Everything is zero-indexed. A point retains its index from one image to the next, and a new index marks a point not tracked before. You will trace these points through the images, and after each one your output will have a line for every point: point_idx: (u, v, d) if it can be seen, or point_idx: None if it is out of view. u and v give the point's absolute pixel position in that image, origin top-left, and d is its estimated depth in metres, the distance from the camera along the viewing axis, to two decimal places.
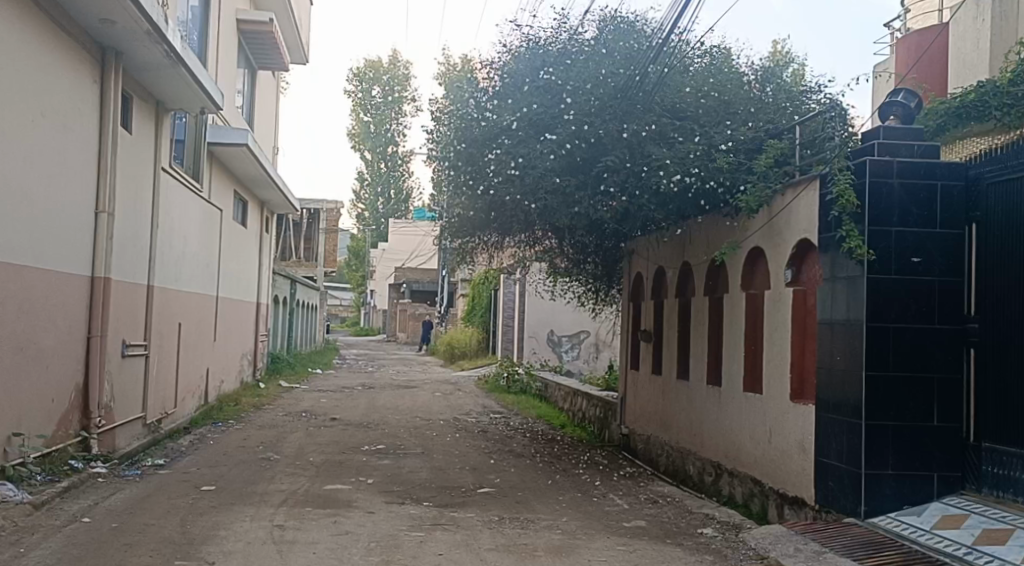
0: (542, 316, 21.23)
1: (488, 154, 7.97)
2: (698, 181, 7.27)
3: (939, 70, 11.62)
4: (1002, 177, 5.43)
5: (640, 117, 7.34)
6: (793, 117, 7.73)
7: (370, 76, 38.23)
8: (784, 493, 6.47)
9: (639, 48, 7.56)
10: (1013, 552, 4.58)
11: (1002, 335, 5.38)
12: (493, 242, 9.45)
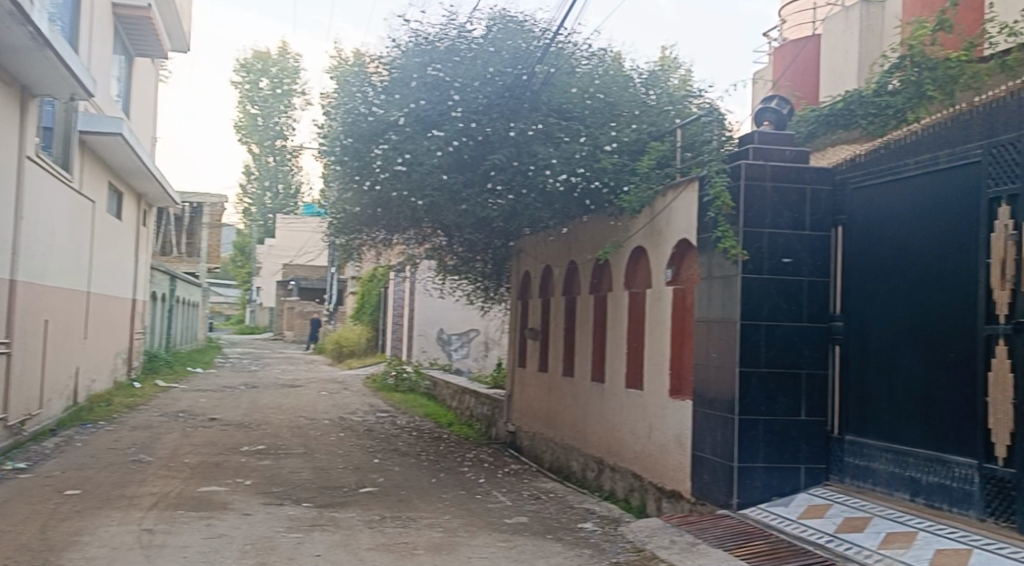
0: (430, 314, 21.18)
1: (374, 149, 7.83)
2: (584, 181, 7.56)
3: (812, 80, 12.08)
4: (866, 183, 5.84)
5: (527, 117, 7.45)
6: (676, 120, 7.76)
7: (258, 67, 37.83)
8: (662, 486, 6.66)
9: (527, 48, 7.52)
10: (869, 539, 4.97)
11: (866, 330, 5.75)
12: (381, 238, 9.46)
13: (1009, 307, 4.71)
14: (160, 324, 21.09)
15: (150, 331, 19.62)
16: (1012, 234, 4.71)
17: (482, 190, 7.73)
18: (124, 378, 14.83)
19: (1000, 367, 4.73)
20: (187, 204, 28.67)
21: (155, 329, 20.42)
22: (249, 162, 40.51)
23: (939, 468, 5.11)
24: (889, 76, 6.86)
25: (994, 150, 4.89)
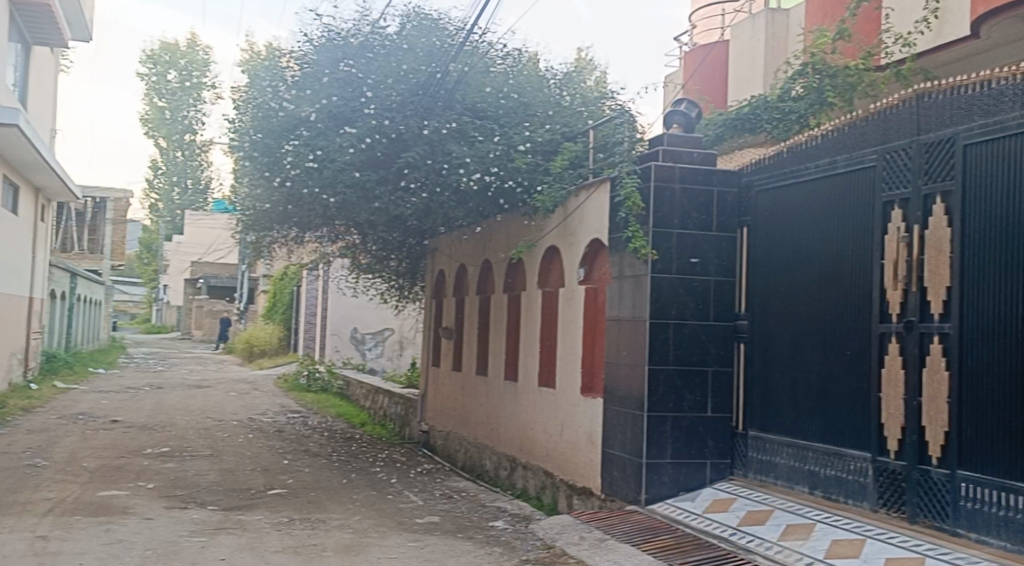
0: (344, 312, 20.95)
1: (284, 145, 7.76)
2: (498, 180, 7.78)
3: (720, 83, 12.27)
4: (772, 184, 6.27)
5: (441, 114, 7.55)
6: (589, 122, 8.13)
7: (166, 59, 37.30)
8: (574, 483, 6.86)
9: (442, 46, 7.67)
10: (770, 531, 5.31)
11: (769, 328, 6.17)
12: (292, 235, 9.35)
13: (901, 306, 5.25)
14: (59, 323, 20.14)
15: (48, 329, 18.71)
16: (904, 236, 5.26)
17: (394, 186, 7.68)
18: (18, 379, 14.18)
19: (892, 363, 5.25)
20: (87, 198, 27.78)
21: (53, 328, 19.57)
22: (156, 157, 39.52)
23: (836, 461, 5.57)
24: (791, 82, 7.20)
25: (888, 156, 5.42)
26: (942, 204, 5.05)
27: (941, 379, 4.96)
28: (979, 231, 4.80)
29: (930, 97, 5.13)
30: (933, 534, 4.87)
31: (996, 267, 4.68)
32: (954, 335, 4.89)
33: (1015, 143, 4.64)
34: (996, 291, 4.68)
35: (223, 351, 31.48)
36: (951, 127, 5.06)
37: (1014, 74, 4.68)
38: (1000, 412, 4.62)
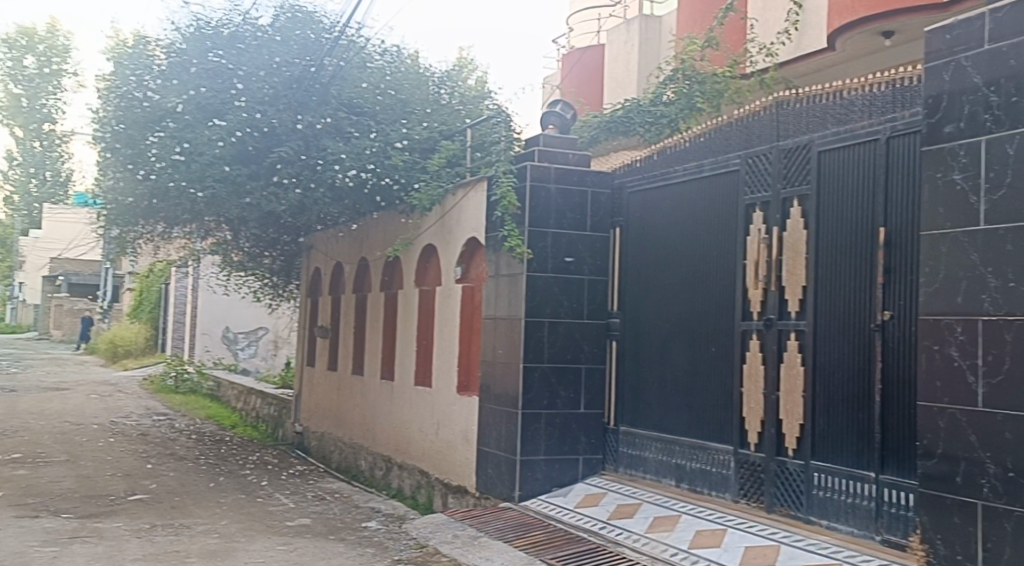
0: (216, 311, 20.73)
1: (150, 137, 7.90)
2: (374, 178, 8.16)
3: (597, 85, 12.65)
4: (641, 187, 6.59)
5: (316, 109, 7.90)
6: (467, 120, 8.58)
7: (22, 44, 34.56)
8: (448, 480, 7.16)
9: (314, 38, 8.01)
10: (638, 524, 5.61)
11: (638, 325, 6.49)
12: (157, 231, 9.43)
13: (761, 304, 5.65)
14: None
15: None
16: (765, 237, 5.66)
17: (266, 181, 7.97)
18: None
19: (754, 360, 5.65)
20: None
21: None
22: (11, 148, 37.66)
23: (701, 454, 5.93)
24: (663, 89, 8.05)
25: (750, 160, 5.81)
26: (799, 208, 5.49)
27: (797, 374, 5.39)
28: (832, 234, 5.26)
29: (789, 106, 5.55)
30: (788, 521, 5.34)
31: (846, 267, 5.16)
32: (809, 332, 5.33)
33: (863, 150, 5.14)
34: (846, 288, 5.15)
35: (85, 352, 30.13)
36: (807, 133, 5.50)
37: (863, 86, 5.17)
38: (849, 402, 5.09)
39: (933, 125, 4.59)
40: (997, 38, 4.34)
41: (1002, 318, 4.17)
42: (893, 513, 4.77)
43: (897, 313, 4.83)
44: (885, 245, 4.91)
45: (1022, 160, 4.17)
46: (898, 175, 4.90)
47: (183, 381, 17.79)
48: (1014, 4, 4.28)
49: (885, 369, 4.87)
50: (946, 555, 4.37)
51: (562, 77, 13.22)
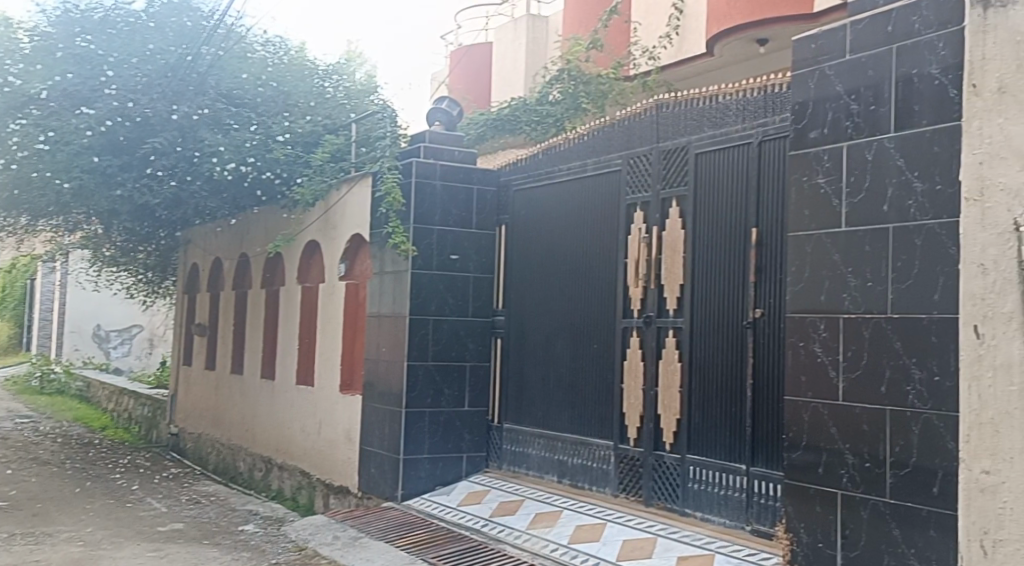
0: (83, 308, 21.41)
1: (10, 124, 8.02)
2: (255, 171, 8.61)
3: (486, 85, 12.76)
4: (525, 185, 6.71)
5: (193, 100, 8.35)
6: (352, 114, 8.94)
7: None
8: (331, 482, 7.20)
9: (192, 25, 8.43)
10: (520, 520, 5.67)
11: (521, 323, 6.59)
12: (23, 225, 9.68)
13: (642, 302, 5.78)
14: None
15: None
16: (645, 236, 5.79)
17: (140, 174, 8.46)
18: None
19: (634, 356, 5.78)
20: None
21: None
22: None
23: (583, 450, 6.03)
24: (549, 87, 8.53)
25: (632, 160, 5.93)
26: (677, 208, 5.63)
27: (674, 370, 5.53)
28: (708, 233, 5.42)
29: (669, 108, 5.68)
30: (665, 514, 5.48)
31: (721, 265, 5.32)
32: (686, 329, 5.48)
33: (737, 152, 5.31)
34: (719, 286, 5.32)
35: None
36: (685, 136, 5.65)
37: (736, 91, 5.34)
38: (723, 397, 5.25)
39: (800, 131, 4.78)
40: (858, 48, 4.57)
41: (862, 316, 4.40)
42: (762, 503, 4.96)
43: (766, 311, 5.02)
44: (757, 245, 5.09)
45: (880, 166, 4.42)
46: (769, 178, 5.08)
47: (48, 381, 17.31)
48: (874, 18, 4.53)
49: (756, 365, 5.04)
50: (809, 542, 4.56)
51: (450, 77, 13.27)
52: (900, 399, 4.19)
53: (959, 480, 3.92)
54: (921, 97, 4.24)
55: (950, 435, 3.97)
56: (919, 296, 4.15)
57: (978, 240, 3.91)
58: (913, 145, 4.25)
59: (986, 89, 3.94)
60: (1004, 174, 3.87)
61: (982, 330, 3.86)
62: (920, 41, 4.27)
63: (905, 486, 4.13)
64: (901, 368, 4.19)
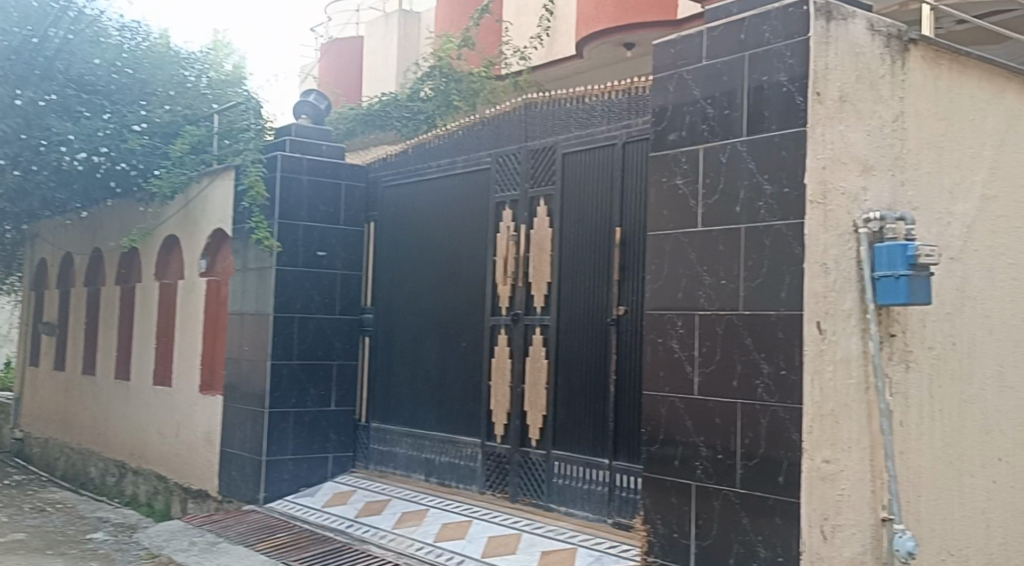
0: None
1: None
2: (108, 162, 8.61)
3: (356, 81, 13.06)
4: (394, 182, 6.78)
5: (38, 85, 8.05)
6: (213, 105, 8.88)
7: None
8: (189, 485, 7.18)
9: (39, 5, 7.88)
10: (386, 520, 5.65)
11: (388, 322, 6.70)
12: None
13: (510, 300, 5.85)
14: None
15: None
16: (513, 234, 5.86)
17: None
18: None
19: (502, 354, 5.85)
20: None
21: None
22: None
23: (451, 448, 6.08)
24: (421, 84, 8.86)
25: (500, 159, 6.00)
26: (544, 207, 5.71)
27: (541, 368, 5.61)
28: (574, 233, 5.51)
29: (536, 108, 5.76)
30: (531, 510, 5.53)
31: (587, 264, 5.42)
32: (552, 326, 5.57)
33: (602, 153, 5.41)
34: (585, 284, 5.42)
35: None
36: (552, 136, 5.73)
37: (602, 93, 5.44)
38: (587, 394, 5.35)
39: (659, 132, 4.90)
40: (714, 55, 4.71)
41: (715, 312, 4.55)
42: (623, 497, 5.07)
43: (630, 308, 5.13)
44: (620, 243, 5.19)
45: (732, 169, 4.57)
46: (631, 178, 5.19)
47: None
48: (728, 24, 4.66)
49: (619, 361, 5.15)
50: (665, 533, 4.68)
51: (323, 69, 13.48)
52: (750, 393, 4.35)
53: (803, 470, 4.11)
54: (771, 104, 4.41)
55: (794, 426, 4.16)
56: (766, 293, 4.33)
57: (821, 241, 4.28)
58: (762, 150, 4.42)
59: (827, 97, 4.33)
60: (842, 181, 4.41)
61: (824, 325, 4.27)
62: (769, 49, 4.44)
63: (754, 476, 4.28)
64: (751, 363, 4.36)
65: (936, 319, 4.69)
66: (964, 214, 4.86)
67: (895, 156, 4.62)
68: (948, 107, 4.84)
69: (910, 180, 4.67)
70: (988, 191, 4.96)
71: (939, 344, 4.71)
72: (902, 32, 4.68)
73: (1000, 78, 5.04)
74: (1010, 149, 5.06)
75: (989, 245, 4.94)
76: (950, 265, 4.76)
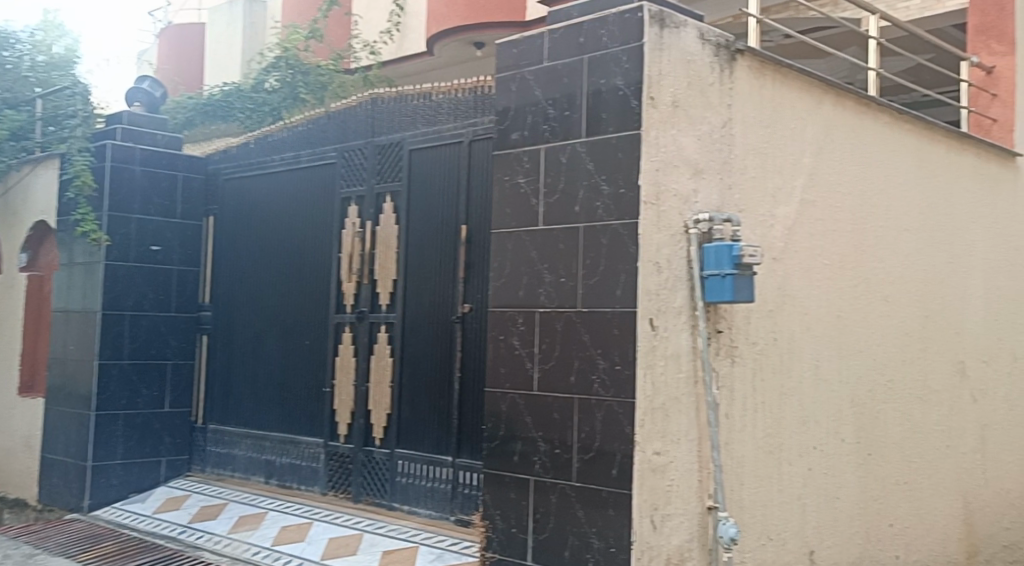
0: None
1: None
2: None
3: (196, 67, 13.52)
4: (233, 176, 6.78)
5: None
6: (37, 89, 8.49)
7: None
8: (7, 494, 7.02)
9: None
10: (220, 525, 5.51)
11: (227, 320, 6.66)
12: None
13: (355, 297, 5.81)
14: None
15: None
16: (359, 231, 5.82)
17: None
18: None
19: (346, 351, 5.80)
20: None
21: None
22: None
23: (292, 449, 6.02)
24: (266, 74, 9.12)
25: (346, 154, 5.96)
26: (391, 203, 5.67)
27: (386, 365, 5.58)
28: (420, 230, 5.49)
29: (381, 104, 5.74)
30: (374, 509, 5.48)
31: (432, 262, 5.41)
32: (398, 325, 5.53)
33: (447, 150, 5.41)
34: (430, 282, 5.41)
35: None
36: (399, 131, 5.69)
37: (449, 91, 5.43)
38: (432, 391, 5.35)
39: (502, 131, 4.89)
40: (555, 56, 4.74)
41: (555, 309, 4.61)
42: (466, 493, 5.08)
43: (474, 306, 5.14)
44: (466, 241, 5.19)
45: (573, 169, 4.62)
46: (476, 176, 5.21)
47: None
48: (568, 28, 4.71)
49: (463, 359, 5.16)
50: (504, 528, 4.69)
51: (160, 55, 13.83)
52: (587, 388, 4.42)
53: (634, 461, 4.19)
54: (608, 106, 4.48)
55: (627, 420, 4.25)
56: (602, 291, 4.41)
57: (654, 241, 4.38)
58: (600, 151, 4.48)
59: (661, 102, 4.44)
60: (674, 184, 4.52)
61: (656, 322, 4.38)
62: (607, 54, 4.51)
63: (589, 469, 4.35)
64: (588, 358, 4.43)
65: (759, 316, 4.88)
66: (785, 217, 5.09)
67: (722, 161, 4.79)
68: (771, 116, 5.06)
69: (737, 183, 4.86)
70: (807, 195, 5.22)
71: (762, 340, 4.90)
72: (728, 42, 4.83)
73: (820, 90, 5.31)
74: (828, 155, 5.34)
75: (808, 246, 5.20)
76: (771, 265, 4.97)
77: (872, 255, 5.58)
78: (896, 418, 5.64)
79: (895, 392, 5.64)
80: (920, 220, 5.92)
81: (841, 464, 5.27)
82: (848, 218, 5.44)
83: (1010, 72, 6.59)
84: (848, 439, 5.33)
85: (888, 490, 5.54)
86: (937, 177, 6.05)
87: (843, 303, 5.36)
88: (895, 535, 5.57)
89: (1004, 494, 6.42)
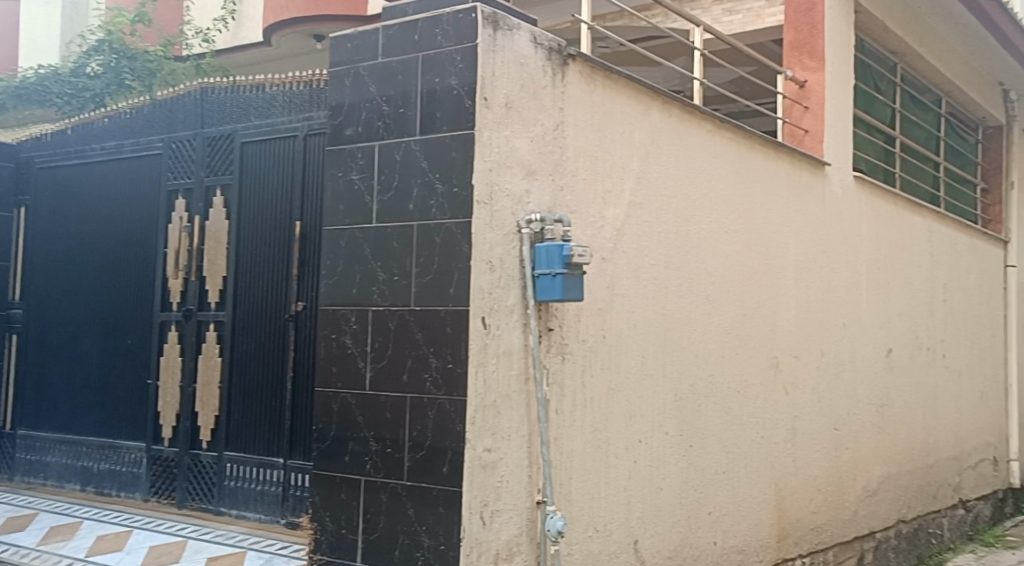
0: None
1: None
2: None
3: (9, 46, 13.17)
4: (48, 165, 6.43)
5: None
6: None
7: None
8: None
9: None
10: (28, 537, 5.20)
11: (42, 321, 6.35)
12: None
13: (182, 295, 5.59)
14: None
15: None
16: (187, 226, 5.61)
17: None
18: None
19: (172, 351, 5.56)
20: None
21: None
22: None
23: (111, 454, 5.76)
24: (87, 60, 9.14)
25: (174, 145, 5.72)
26: (221, 197, 5.48)
27: (214, 366, 5.39)
28: (252, 225, 5.33)
29: (212, 94, 5.54)
30: (198, 515, 5.29)
31: (264, 258, 5.26)
32: (227, 323, 5.35)
33: (281, 144, 5.27)
34: (262, 279, 5.26)
35: None
36: (231, 124, 5.51)
37: (283, 83, 5.29)
38: (263, 391, 5.21)
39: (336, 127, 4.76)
40: (388, 54, 4.64)
41: (388, 307, 4.51)
42: (296, 495, 4.97)
43: (307, 305, 5.03)
44: (299, 237, 5.08)
45: (407, 166, 4.54)
46: (310, 171, 5.10)
47: None
48: (403, 25, 4.63)
49: (295, 358, 5.05)
50: (333, 529, 4.54)
51: None
52: (419, 386, 4.36)
53: (465, 457, 4.15)
54: (442, 105, 4.43)
55: (458, 417, 4.20)
56: (435, 290, 4.36)
57: (487, 240, 4.38)
58: (433, 149, 4.43)
59: (494, 103, 4.43)
60: (507, 184, 4.54)
61: (488, 320, 4.38)
62: (441, 53, 4.46)
63: (421, 468, 4.27)
64: (420, 357, 4.35)
65: (588, 314, 5.01)
66: (615, 218, 5.25)
67: (555, 162, 4.86)
68: (602, 120, 5.21)
69: (568, 185, 4.95)
70: (635, 198, 5.40)
71: (591, 337, 5.03)
72: (560, 47, 4.92)
73: (647, 96, 5.50)
74: (655, 160, 5.56)
75: (636, 247, 5.38)
76: (601, 265, 5.11)
77: (696, 256, 5.85)
78: (717, 411, 5.95)
79: (715, 386, 5.95)
80: (741, 223, 6.26)
81: (663, 456, 5.50)
82: (673, 220, 5.68)
83: (820, 87, 7.13)
84: (670, 432, 5.57)
85: (707, 480, 5.83)
86: (756, 184, 6.42)
87: (667, 301, 5.60)
88: (713, 523, 5.85)
89: (812, 480, 6.88)
